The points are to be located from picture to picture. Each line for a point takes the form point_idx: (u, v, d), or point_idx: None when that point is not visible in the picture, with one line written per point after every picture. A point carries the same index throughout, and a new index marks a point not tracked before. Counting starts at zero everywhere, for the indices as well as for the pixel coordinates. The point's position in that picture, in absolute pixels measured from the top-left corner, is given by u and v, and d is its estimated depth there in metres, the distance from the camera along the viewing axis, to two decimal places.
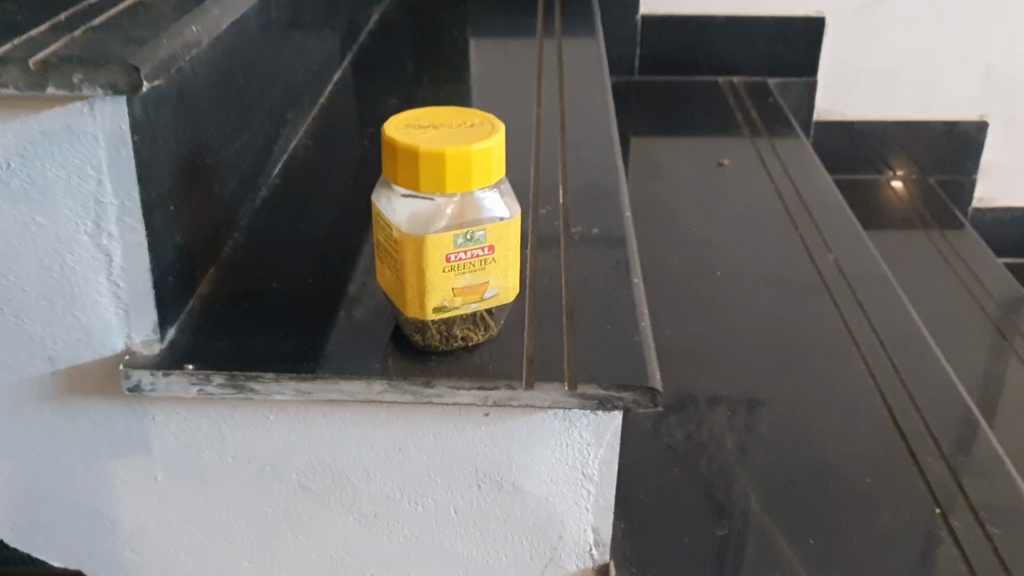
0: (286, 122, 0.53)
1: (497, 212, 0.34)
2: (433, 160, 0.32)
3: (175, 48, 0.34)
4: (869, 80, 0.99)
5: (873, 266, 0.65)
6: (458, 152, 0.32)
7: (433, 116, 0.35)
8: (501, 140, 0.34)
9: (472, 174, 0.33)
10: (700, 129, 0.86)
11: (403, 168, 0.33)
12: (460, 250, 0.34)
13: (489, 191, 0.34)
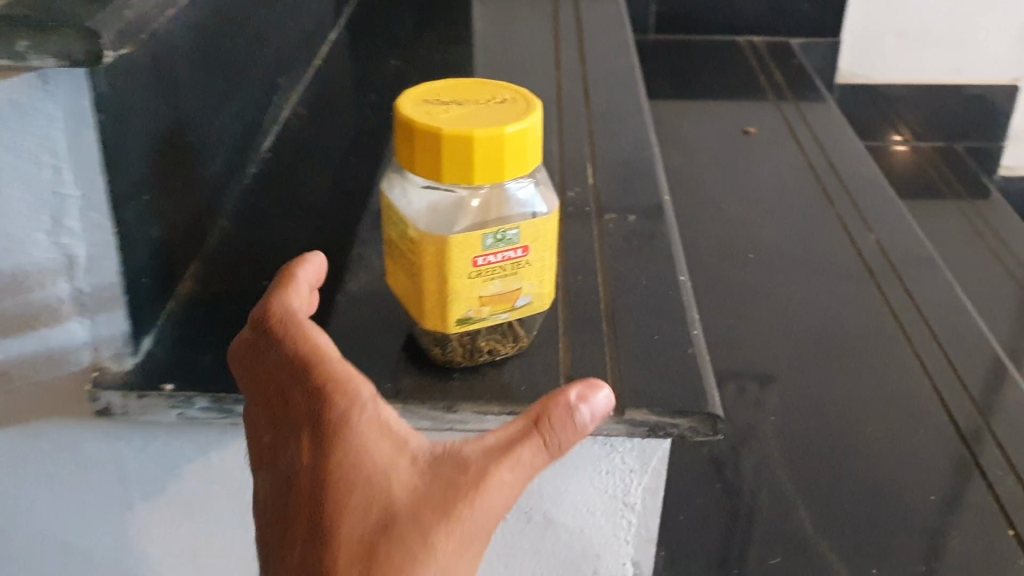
0: (278, 90, 0.47)
1: (531, 207, 0.29)
2: (457, 145, 0.27)
3: (146, 8, 0.28)
4: (897, 41, 0.93)
5: (918, 247, 0.59)
6: (489, 136, 0.27)
7: (454, 90, 0.30)
8: (538, 121, 0.28)
9: (505, 162, 0.27)
10: (720, 93, 0.80)
11: (421, 154, 0.28)
12: (489, 252, 0.28)
13: (522, 181, 0.29)
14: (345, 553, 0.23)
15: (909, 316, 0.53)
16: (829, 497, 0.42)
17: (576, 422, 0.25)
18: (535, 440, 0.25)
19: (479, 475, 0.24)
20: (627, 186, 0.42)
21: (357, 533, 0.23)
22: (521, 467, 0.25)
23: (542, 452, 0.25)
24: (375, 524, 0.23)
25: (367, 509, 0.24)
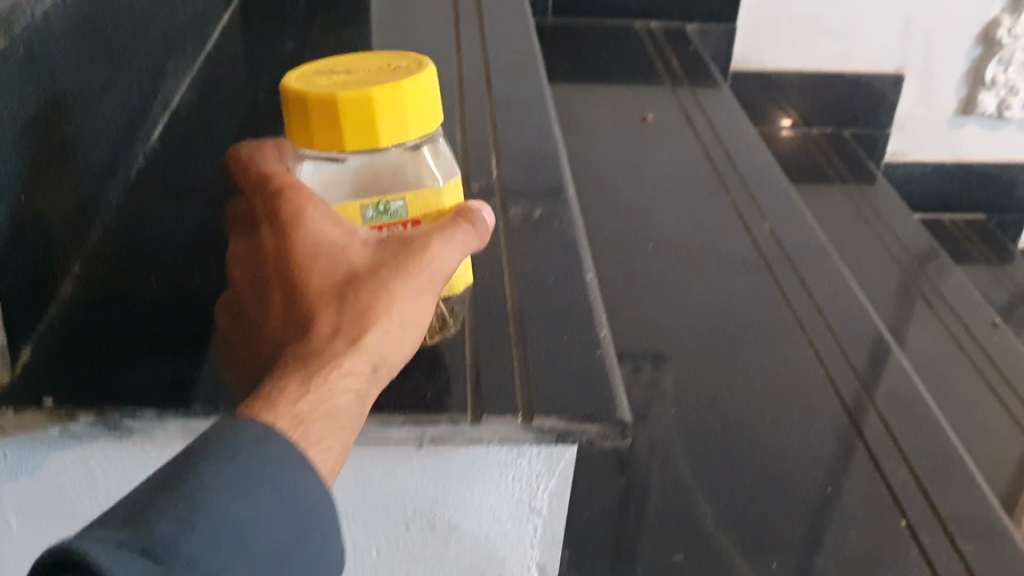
0: (165, 74, 0.45)
1: (424, 180, 0.30)
2: (332, 109, 0.28)
3: None
4: (787, 28, 0.95)
5: (810, 237, 0.61)
6: (356, 98, 0.27)
7: (340, 56, 0.30)
8: (418, 87, 0.28)
9: (376, 127, 0.28)
10: (617, 76, 0.81)
11: (301, 124, 0.28)
12: (374, 223, 0.30)
13: (412, 154, 0.30)
14: (319, 305, 0.27)
15: (803, 306, 0.54)
16: (729, 490, 0.43)
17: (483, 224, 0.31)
18: (462, 231, 0.30)
19: (422, 248, 0.29)
20: (530, 179, 0.41)
21: (326, 291, 0.28)
22: (457, 244, 0.29)
23: (467, 240, 0.30)
24: (339, 282, 0.28)
25: (333, 274, 0.28)
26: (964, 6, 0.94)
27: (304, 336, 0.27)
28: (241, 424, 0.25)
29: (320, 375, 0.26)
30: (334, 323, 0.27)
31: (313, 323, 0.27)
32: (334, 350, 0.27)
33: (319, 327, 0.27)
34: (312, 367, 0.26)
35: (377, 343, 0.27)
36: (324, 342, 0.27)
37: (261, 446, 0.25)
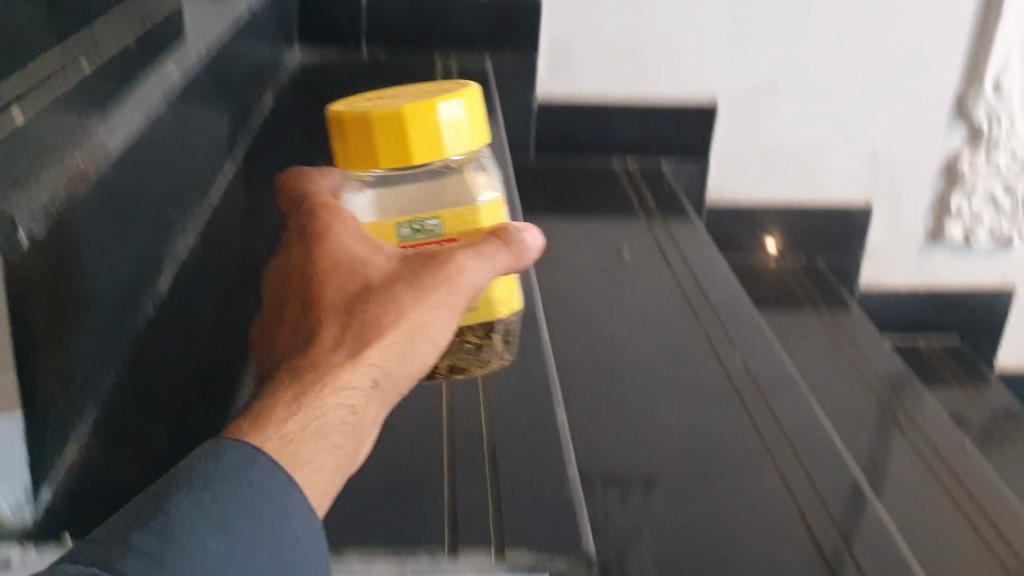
0: (178, 221, 0.49)
1: (458, 197, 0.38)
2: (368, 129, 0.37)
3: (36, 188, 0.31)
4: (759, 162, 1.00)
5: (778, 368, 0.64)
6: (386, 113, 0.37)
7: (410, 90, 0.41)
8: (439, 104, 0.37)
9: (404, 135, 0.37)
10: (598, 212, 0.86)
11: (345, 144, 0.38)
12: (412, 234, 0.38)
13: (449, 171, 0.38)
14: (331, 317, 0.35)
15: (772, 435, 0.57)
16: None
17: (523, 244, 0.37)
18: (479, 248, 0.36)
19: (438, 268, 0.36)
20: None
21: (339, 306, 0.35)
22: (481, 262, 0.36)
23: (489, 256, 0.36)
24: (352, 299, 0.35)
25: (349, 292, 0.35)
26: (925, 142, 1.00)
27: (314, 343, 0.34)
28: (231, 452, 0.30)
29: (322, 375, 0.33)
30: (338, 337, 0.34)
31: (322, 333, 0.34)
32: (335, 358, 0.34)
33: (326, 339, 0.34)
34: (314, 371, 0.33)
35: (377, 350, 0.34)
36: (327, 351, 0.34)
37: (242, 467, 0.30)
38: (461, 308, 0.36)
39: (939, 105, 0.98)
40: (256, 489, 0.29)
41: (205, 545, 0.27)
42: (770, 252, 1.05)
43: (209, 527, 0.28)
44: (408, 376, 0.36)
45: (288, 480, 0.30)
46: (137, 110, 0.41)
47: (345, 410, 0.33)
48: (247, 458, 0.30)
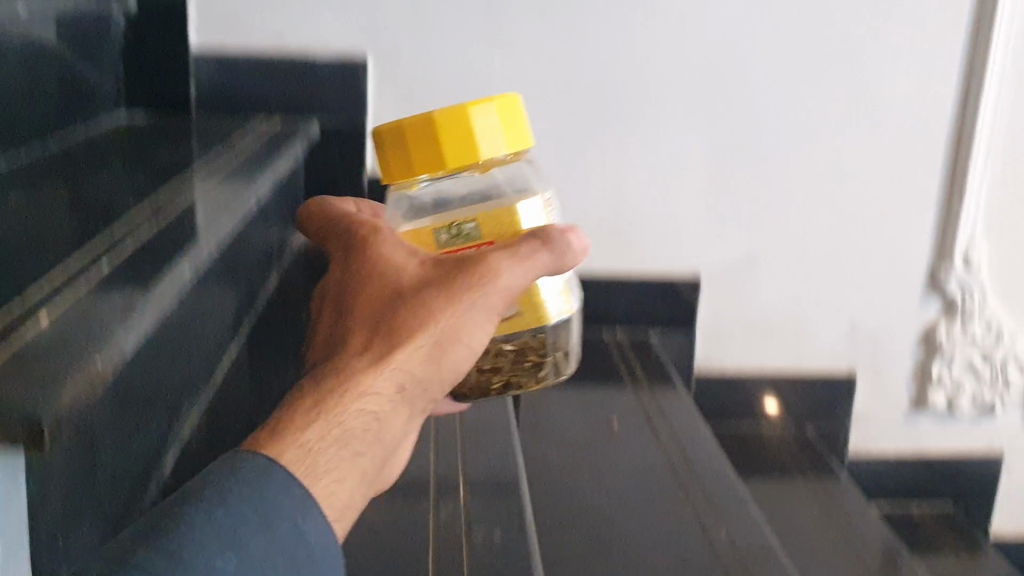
0: (187, 406, 0.53)
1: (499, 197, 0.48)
2: (407, 139, 0.48)
3: (78, 391, 0.34)
4: (744, 333, 1.04)
5: (764, 540, 0.66)
6: (421, 121, 0.48)
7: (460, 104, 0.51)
8: (464, 111, 0.47)
9: (432, 135, 0.47)
10: (588, 385, 0.89)
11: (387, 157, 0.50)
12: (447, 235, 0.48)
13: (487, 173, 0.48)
14: (367, 323, 0.47)
15: None
16: None
17: (565, 240, 0.46)
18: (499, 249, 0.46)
19: (462, 271, 0.46)
20: None
21: (375, 313, 0.47)
22: (503, 260, 0.45)
23: (512, 252, 0.46)
24: (386, 308, 0.47)
25: (384, 300, 0.47)
26: (901, 313, 1.04)
27: (350, 345, 0.46)
28: (245, 462, 0.39)
29: (353, 366, 0.44)
30: (368, 339, 0.46)
31: (356, 337, 0.46)
32: (364, 355, 0.45)
33: (357, 341, 0.46)
34: (343, 373, 0.44)
35: (405, 347, 0.46)
36: (359, 349, 0.45)
37: (258, 480, 0.38)
38: (506, 307, 0.47)
39: (913, 280, 1.02)
40: (271, 499, 0.38)
41: (221, 554, 0.35)
42: (771, 412, 1.06)
43: (223, 545, 0.35)
44: (461, 365, 0.47)
45: (305, 491, 0.39)
46: (161, 310, 0.45)
47: (366, 417, 0.43)
48: (269, 469, 0.38)
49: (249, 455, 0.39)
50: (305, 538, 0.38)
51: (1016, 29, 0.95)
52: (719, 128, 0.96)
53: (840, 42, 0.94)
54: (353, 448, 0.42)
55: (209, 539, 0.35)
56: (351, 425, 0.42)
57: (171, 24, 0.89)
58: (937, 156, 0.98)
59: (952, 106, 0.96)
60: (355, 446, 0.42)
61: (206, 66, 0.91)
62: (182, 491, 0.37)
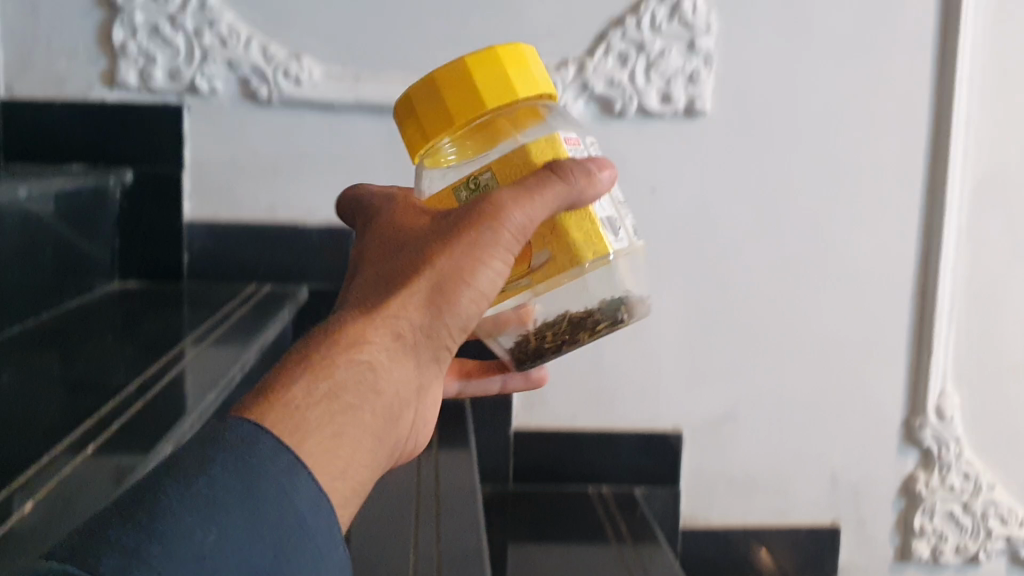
0: None
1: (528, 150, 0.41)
2: (411, 120, 0.43)
3: None
4: (728, 486, 1.04)
5: None
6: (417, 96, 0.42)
7: None
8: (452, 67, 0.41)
9: (429, 103, 0.42)
10: (572, 543, 0.89)
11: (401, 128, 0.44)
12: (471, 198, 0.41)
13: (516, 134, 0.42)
14: (376, 279, 0.40)
15: None
16: None
17: (588, 174, 0.39)
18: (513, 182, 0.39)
19: (471, 208, 0.39)
20: None
21: (384, 269, 0.41)
22: (512, 194, 0.39)
23: (526, 182, 0.39)
24: (395, 261, 0.41)
25: (394, 252, 0.41)
26: (880, 465, 1.05)
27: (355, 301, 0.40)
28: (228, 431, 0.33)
29: (344, 323, 0.38)
30: (369, 296, 0.40)
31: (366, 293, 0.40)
32: (360, 309, 0.39)
33: (363, 296, 0.40)
34: (332, 329, 0.38)
35: (404, 300, 0.39)
36: (359, 303, 0.40)
37: (239, 450, 0.32)
38: (522, 239, 0.39)
39: (890, 432, 1.04)
40: (254, 465, 0.32)
41: (199, 526, 0.29)
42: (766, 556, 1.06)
43: (200, 517, 0.29)
44: (477, 309, 0.40)
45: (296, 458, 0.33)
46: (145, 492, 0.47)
47: (356, 371, 0.37)
48: (252, 435, 0.33)
49: (234, 422, 0.33)
50: (299, 519, 0.32)
51: (968, 191, 1.01)
52: (693, 287, 0.99)
53: (804, 204, 0.98)
54: (349, 412, 0.36)
55: (184, 525, 0.29)
56: (348, 389, 0.36)
57: (166, 197, 0.93)
58: (903, 311, 1.01)
59: (914, 263, 1.01)
60: (347, 411, 0.36)
61: (197, 236, 0.95)
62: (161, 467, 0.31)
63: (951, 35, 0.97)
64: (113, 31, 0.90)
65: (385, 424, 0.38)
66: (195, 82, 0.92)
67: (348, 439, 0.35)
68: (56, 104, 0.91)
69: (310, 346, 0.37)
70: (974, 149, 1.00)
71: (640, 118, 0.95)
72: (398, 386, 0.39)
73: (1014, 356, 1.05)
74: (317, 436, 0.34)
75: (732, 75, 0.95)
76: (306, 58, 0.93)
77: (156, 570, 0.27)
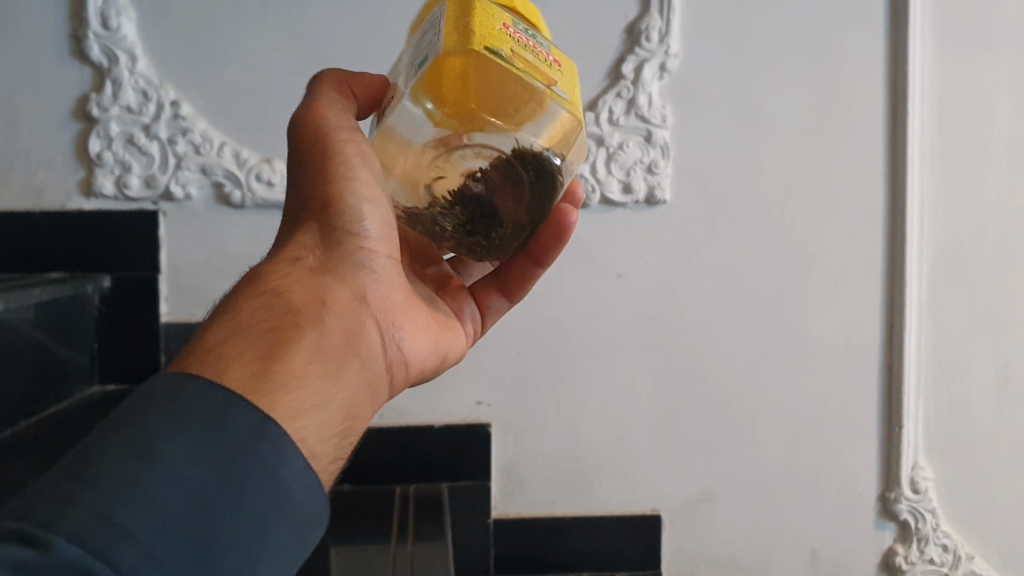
0: None
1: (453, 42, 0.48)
2: None
3: None
4: (709, 567, 1.04)
5: None
6: None
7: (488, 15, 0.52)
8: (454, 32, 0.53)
9: None
10: None
11: None
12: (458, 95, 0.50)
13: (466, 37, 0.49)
14: (284, 245, 0.52)
15: None
16: None
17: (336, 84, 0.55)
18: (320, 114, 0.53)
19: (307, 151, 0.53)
20: None
21: (286, 238, 0.52)
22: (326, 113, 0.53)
23: (327, 105, 0.53)
24: (290, 229, 0.52)
25: (288, 227, 0.53)
26: (858, 541, 1.05)
27: (272, 264, 0.50)
28: (164, 385, 0.41)
29: (257, 277, 0.49)
30: (280, 256, 0.51)
31: (277, 256, 0.51)
32: (268, 265, 0.50)
33: (276, 258, 0.51)
34: (255, 284, 0.48)
35: (301, 246, 0.51)
36: (273, 264, 0.50)
37: (175, 393, 0.40)
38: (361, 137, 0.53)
39: (867, 506, 1.05)
40: (184, 410, 0.40)
41: (136, 467, 0.37)
42: None
43: (138, 461, 0.37)
44: (361, 207, 0.52)
45: (229, 393, 0.41)
46: None
47: (270, 298, 0.47)
48: (181, 384, 0.41)
49: (162, 377, 0.41)
50: (236, 427, 0.40)
51: (927, 267, 1.03)
52: (662, 369, 1.00)
53: (767, 284, 1.00)
54: (273, 319, 0.46)
55: (121, 464, 0.36)
56: (252, 312, 0.46)
57: (142, 301, 0.95)
58: (872, 386, 1.03)
59: (879, 338, 1.02)
60: (257, 319, 0.46)
61: (174, 336, 0.96)
62: (104, 426, 0.39)
63: (900, 118, 1.00)
64: (90, 141, 0.93)
65: (318, 321, 0.47)
66: (169, 188, 0.94)
67: (273, 335, 0.45)
68: (34, 214, 0.93)
69: (221, 306, 0.48)
70: (929, 226, 1.03)
71: (602, 208, 0.97)
72: (325, 299, 0.49)
73: (983, 427, 1.06)
74: (234, 360, 0.43)
75: (690, 164, 0.98)
76: (278, 161, 0.96)
77: (92, 508, 0.34)
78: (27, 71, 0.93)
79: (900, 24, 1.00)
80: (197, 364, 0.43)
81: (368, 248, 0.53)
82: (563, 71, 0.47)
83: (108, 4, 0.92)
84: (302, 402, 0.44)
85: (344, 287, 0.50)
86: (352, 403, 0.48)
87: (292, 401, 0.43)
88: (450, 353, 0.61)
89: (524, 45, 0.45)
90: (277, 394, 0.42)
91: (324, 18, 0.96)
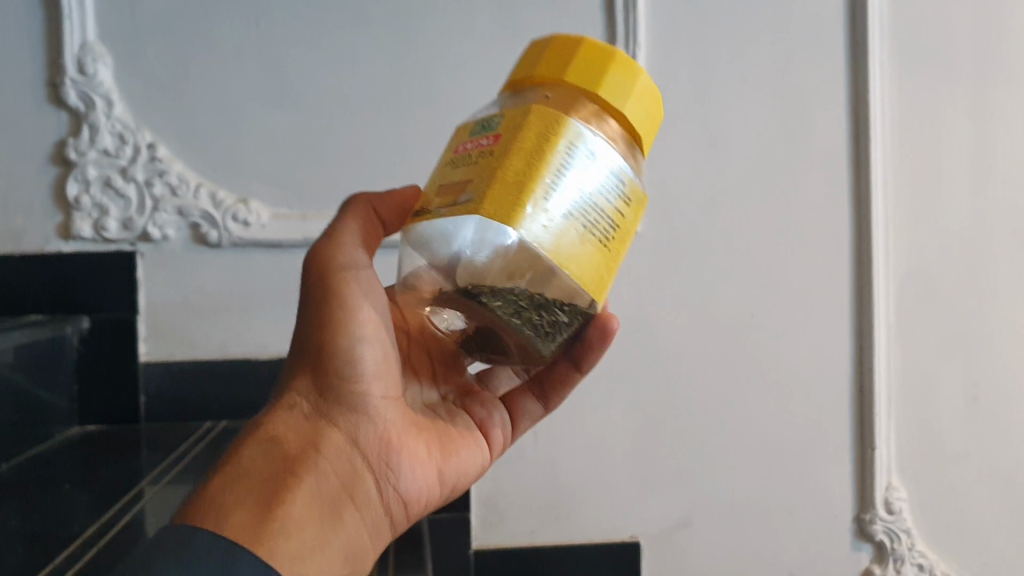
0: None
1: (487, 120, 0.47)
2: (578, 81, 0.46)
3: None
4: None
5: None
6: (581, 76, 0.46)
7: (560, 71, 0.47)
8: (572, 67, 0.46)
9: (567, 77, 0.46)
10: None
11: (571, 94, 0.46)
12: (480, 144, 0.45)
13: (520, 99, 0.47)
14: (293, 378, 0.52)
15: None
16: None
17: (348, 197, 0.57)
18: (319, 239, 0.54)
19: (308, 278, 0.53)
20: None
21: (294, 369, 0.52)
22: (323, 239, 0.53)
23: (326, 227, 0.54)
24: (296, 358, 0.53)
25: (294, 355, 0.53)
26: (835, 562, 1.07)
27: (274, 403, 0.52)
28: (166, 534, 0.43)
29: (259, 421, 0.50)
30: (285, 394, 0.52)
31: (282, 396, 0.52)
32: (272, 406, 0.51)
33: (281, 398, 0.51)
34: (255, 428, 0.50)
35: (302, 385, 0.52)
36: (277, 405, 0.51)
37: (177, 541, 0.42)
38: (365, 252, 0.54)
39: (842, 527, 1.06)
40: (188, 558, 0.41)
41: None
42: None
43: None
44: (360, 350, 0.51)
45: (232, 545, 0.43)
46: None
47: (265, 448, 0.48)
48: (187, 536, 0.43)
49: (170, 530, 0.43)
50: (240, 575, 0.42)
51: (894, 289, 1.05)
52: (638, 397, 1.01)
53: (738, 311, 1.02)
54: (271, 476, 0.47)
55: None
56: (249, 464, 0.48)
57: (119, 341, 0.96)
58: (844, 408, 1.05)
59: (850, 361, 1.04)
60: (257, 470, 0.47)
61: (153, 376, 0.97)
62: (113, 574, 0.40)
63: (862, 145, 1.03)
64: (68, 186, 0.94)
65: (314, 470, 0.49)
66: (147, 230, 0.95)
67: (273, 489, 0.46)
68: (13, 258, 0.94)
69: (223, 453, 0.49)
70: (895, 250, 1.05)
71: None
72: (321, 449, 0.50)
73: (952, 446, 1.08)
74: (233, 511, 0.45)
75: (659, 197, 1.00)
76: (253, 201, 0.97)
77: None
78: (6, 117, 0.94)
79: (859, 54, 1.03)
80: (199, 514, 0.44)
81: (372, 389, 0.52)
82: (500, 146, 0.43)
83: (84, 50, 0.93)
84: (297, 555, 0.45)
85: (342, 431, 0.51)
86: (347, 549, 0.49)
87: (291, 553, 0.45)
88: (464, 477, 0.59)
89: (454, 162, 0.46)
90: (274, 548, 0.44)
91: (299, 61, 0.98)
